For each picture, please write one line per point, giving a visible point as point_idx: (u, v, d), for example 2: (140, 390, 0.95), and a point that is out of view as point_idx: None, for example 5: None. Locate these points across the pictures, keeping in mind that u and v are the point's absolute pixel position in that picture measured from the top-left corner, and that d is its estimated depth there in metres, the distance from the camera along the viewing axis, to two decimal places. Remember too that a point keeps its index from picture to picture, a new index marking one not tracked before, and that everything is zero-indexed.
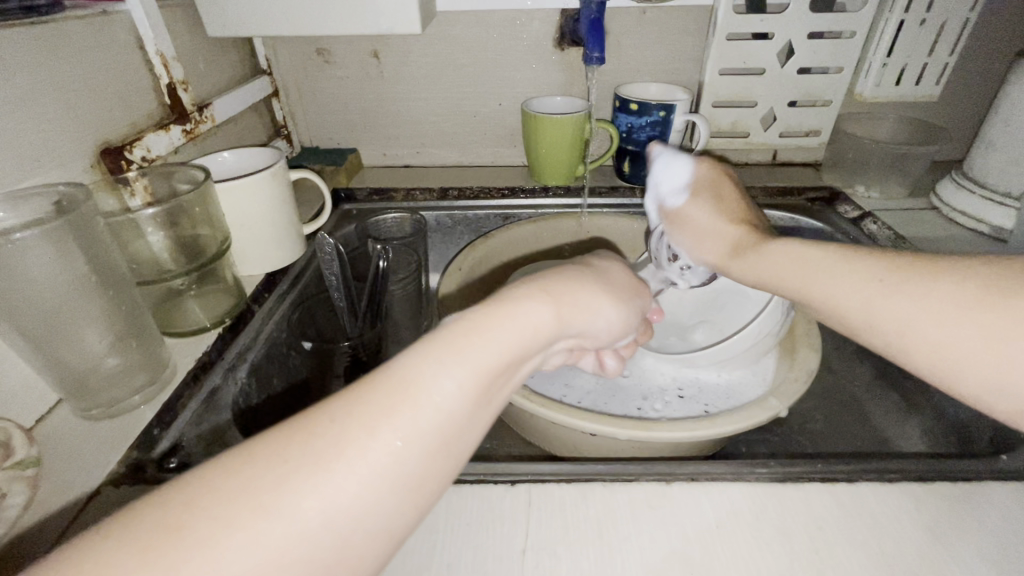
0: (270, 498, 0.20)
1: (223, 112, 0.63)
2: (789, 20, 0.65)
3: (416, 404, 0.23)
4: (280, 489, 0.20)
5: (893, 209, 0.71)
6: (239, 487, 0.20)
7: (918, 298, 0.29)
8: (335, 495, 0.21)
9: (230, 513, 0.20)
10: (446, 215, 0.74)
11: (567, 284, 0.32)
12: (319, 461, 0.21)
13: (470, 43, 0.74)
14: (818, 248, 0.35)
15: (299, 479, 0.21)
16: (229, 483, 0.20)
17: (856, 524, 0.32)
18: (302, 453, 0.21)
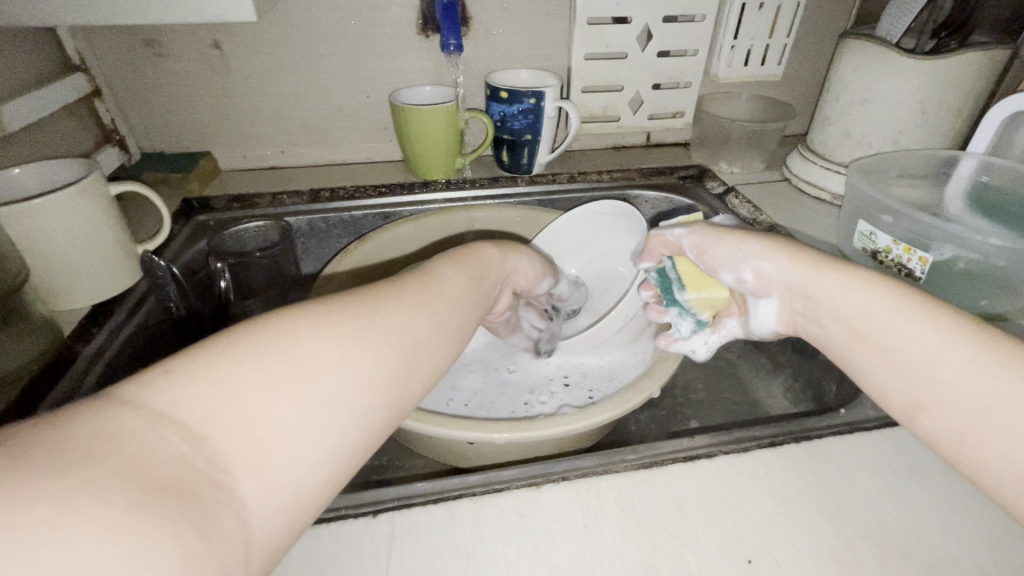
0: (326, 372, 0.23)
1: (18, 118, 0.53)
2: (644, 4, 0.66)
3: (426, 303, 0.30)
4: (340, 365, 0.24)
5: (753, 183, 0.75)
6: (253, 375, 0.21)
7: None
8: (387, 366, 0.26)
9: (241, 402, 0.21)
10: (319, 219, 0.69)
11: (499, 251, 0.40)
12: (363, 343, 0.25)
13: (326, 31, 0.68)
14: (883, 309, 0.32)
15: (352, 358, 0.24)
16: (243, 374, 0.21)
17: (715, 500, 0.33)
18: (342, 340, 0.25)
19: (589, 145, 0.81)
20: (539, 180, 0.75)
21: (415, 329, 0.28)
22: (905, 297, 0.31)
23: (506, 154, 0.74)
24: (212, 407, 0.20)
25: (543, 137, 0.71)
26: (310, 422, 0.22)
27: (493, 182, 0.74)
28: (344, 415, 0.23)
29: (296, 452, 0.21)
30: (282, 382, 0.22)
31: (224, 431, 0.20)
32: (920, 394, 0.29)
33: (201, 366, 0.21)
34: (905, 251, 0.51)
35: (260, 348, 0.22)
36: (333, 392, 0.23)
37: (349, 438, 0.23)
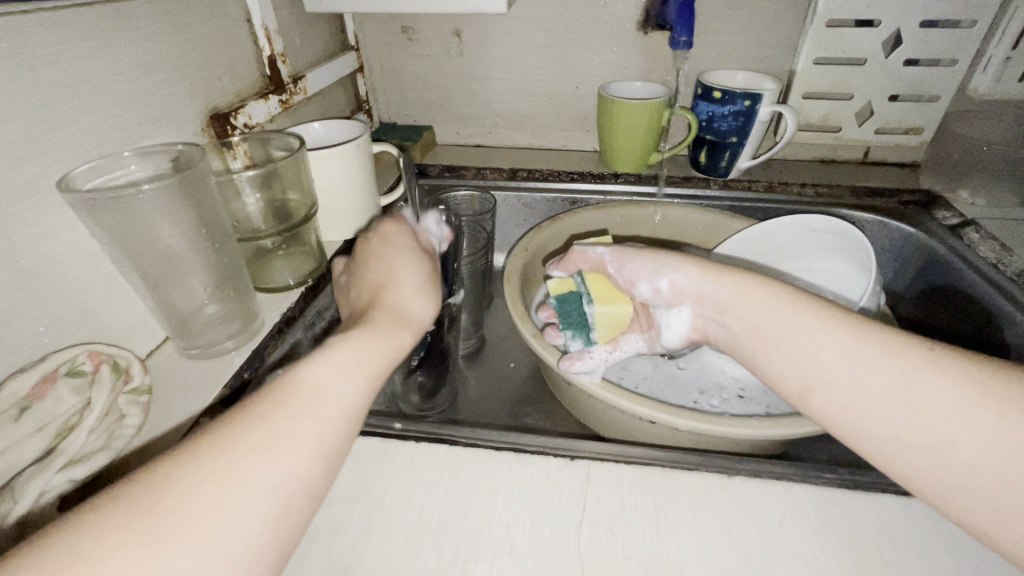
0: (274, 430, 0.26)
1: (314, 85, 0.67)
2: (899, 7, 0.60)
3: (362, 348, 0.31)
4: (289, 411, 0.26)
5: (999, 218, 0.65)
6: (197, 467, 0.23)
7: (909, 382, 0.30)
8: (344, 393, 0.29)
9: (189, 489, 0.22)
10: (516, 196, 0.75)
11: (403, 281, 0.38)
12: (318, 383, 0.28)
13: (552, 23, 0.73)
14: (794, 321, 0.35)
15: (311, 404, 0.27)
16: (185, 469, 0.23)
17: (931, 540, 0.30)
18: (294, 386, 0.27)
19: (793, 154, 0.76)
20: (735, 185, 0.73)
21: (374, 350, 0.31)
22: (804, 301, 0.36)
23: (703, 154, 0.73)
24: (152, 505, 0.22)
25: (748, 142, 0.69)
26: (264, 474, 0.24)
27: (685, 182, 0.74)
28: (306, 449, 0.26)
29: (262, 495, 0.24)
30: (226, 459, 0.24)
31: (170, 516, 0.21)
32: (811, 381, 0.33)
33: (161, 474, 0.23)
34: None
35: (223, 433, 0.25)
36: (289, 438, 0.26)
37: (316, 465, 0.26)
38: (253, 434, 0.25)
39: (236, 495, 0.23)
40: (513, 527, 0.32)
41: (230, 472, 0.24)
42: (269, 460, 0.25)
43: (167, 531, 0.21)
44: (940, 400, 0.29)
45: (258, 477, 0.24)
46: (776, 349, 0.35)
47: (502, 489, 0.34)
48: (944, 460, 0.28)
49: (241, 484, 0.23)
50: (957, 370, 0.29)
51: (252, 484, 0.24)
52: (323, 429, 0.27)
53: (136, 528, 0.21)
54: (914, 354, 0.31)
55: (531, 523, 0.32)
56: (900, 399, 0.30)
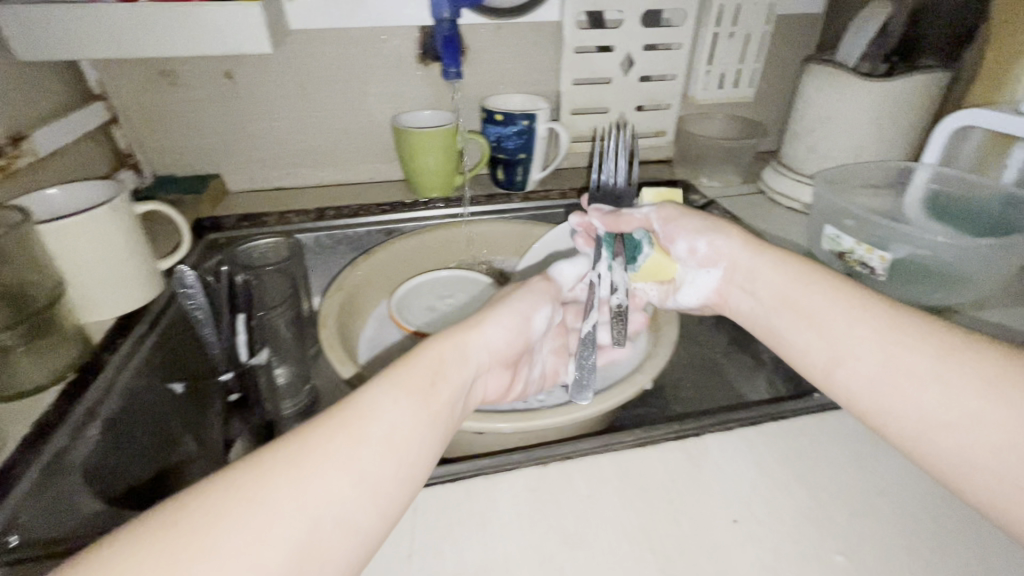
0: (318, 449, 0.28)
1: (46, 144, 0.57)
2: (625, 34, 0.72)
3: (388, 405, 0.31)
4: (342, 426, 0.29)
5: (730, 195, 0.81)
6: (267, 471, 0.27)
7: (932, 357, 0.34)
8: (388, 421, 0.31)
9: (245, 503, 0.25)
10: (326, 236, 0.73)
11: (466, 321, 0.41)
12: (362, 413, 0.30)
13: (331, 60, 0.73)
14: (828, 301, 0.40)
15: (351, 433, 0.29)
16: (270, 463, 0.27)
17: (703, 470, 0.37)
18: (352, 405, 0.31)
19: (578, 162, 0.86)
20: (534, 196, 0.80)
21: (420, 380, 0.34)
22: (834, 283, 0.40)
23: (501, 172, 0.79)
24: (176, 517, 0.24)
25: (535, 156, 0.76)
26: (290, 501, 0.26)
27: (490, 199, 0.79)
28: (331, 488, 0.27)
29: (283, 522, 0.25)
30: (263, 481, 0.26)
31: (191, 531, 0.24)
32: (827, 331, 0.39)
33: (228, 486, 0.26)
34: (866, 251, 0.54)
35: (271, 463, 0.27)
36: (331, 473, 0.28)
37: (342, 504, 0.27)
38: (310, 441, 0.28)
39: (259, 516, 0.25)
40: None
41: (259, 498, 0.25)
42: (301, 488, 0.26)
43: (184, 549, 0.23)
44: (925, 361, 0.34)
45: (286, 503, 0.26)
46: (807, 314, 0.40)
47: None
48: (922, 424, 0.33)
49: (263, 504, 0.25)
50: (943, 345, 0.34)
51: (272, 510, 0.25)
52: (351, 460, 0.28)
53: (161, 543, 0.23)
54: (907, 330, 0.35)
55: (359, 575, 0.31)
56: (894, 370, 0.35)
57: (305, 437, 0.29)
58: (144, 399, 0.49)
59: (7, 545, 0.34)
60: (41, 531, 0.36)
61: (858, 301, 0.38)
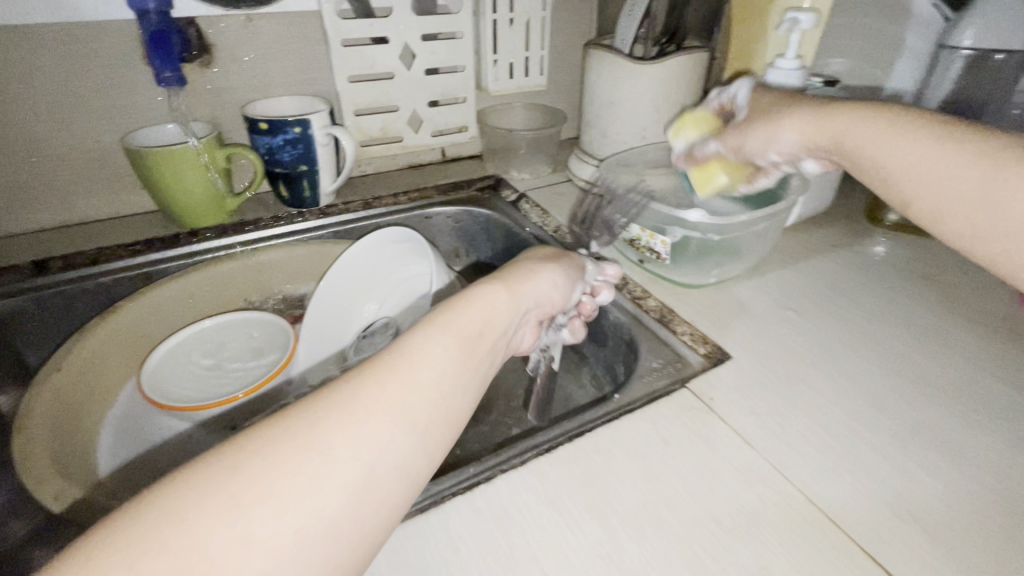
0: (371, 394, 0.25)
1: None
2: (397, 24, 0.65)
3: (413, 363, 0.27)
4: (393, 372, 0.26)
5: (541, 186, 0.79)
6: (264, 453, 0.22)
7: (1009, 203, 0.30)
8: (436, 366, 0.27)
9: (239, 487, 0.21)
10: (49, 295, 0.56)
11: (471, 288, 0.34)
12: (409, 355, 0.27)
13: (10, 69, 0.55)
14: (929, 156, 0.33)
15: (402, 378, 0.26)
16: (267, 442, 0.22)
17: (488, 528, 0.32)
18: (399, 347, 0.27)
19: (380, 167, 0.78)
20: (331, 211, 0.70)
21: (462, 325, 0.30)
22: (935, 133, 0.34)
23: (283, 188, 0.68)
24: (232, 461, 0.21)
25: (320, 167, 0.67)
26: (344, 447, 0.23)
27: (278, 221, 0.67)
28: (346, 467, 0.23)
29: (337, 469, 0.22)
30: (314, 427, 0.23)
31: (244, 477, 0.21)
32: (925, 182, 0.33)
33: (214, 470, 0.21)
34: (649, 236, 0.54)
35: (276, 433, 0.22)
36: (348, 445, 0.23)
37: (393, 451, 0.24)
38: (360, 388, 0.25)
39: (316, 462, 0.22)
40: None
41: (317, 441, 0.23)
42: (355, 434, 0.23)
43: (246, 491, 0.21)
44: (1013, 197, 0.30)
45: (343, 455, 0.23)
46: (904, 175, 0.34)
47: None
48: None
49: (319, 450, 0.22)
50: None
51: (329, 455, 0.22)
52: (370, 435, 0.24)
53: (215, 491, 0.20)
54: (983, 163, 0.31)
55: None
56: (994, 211, 0.31)
57: (311, 409, 0.24)
58: None
59: None
60: None
61: (931, 152, 0.33)
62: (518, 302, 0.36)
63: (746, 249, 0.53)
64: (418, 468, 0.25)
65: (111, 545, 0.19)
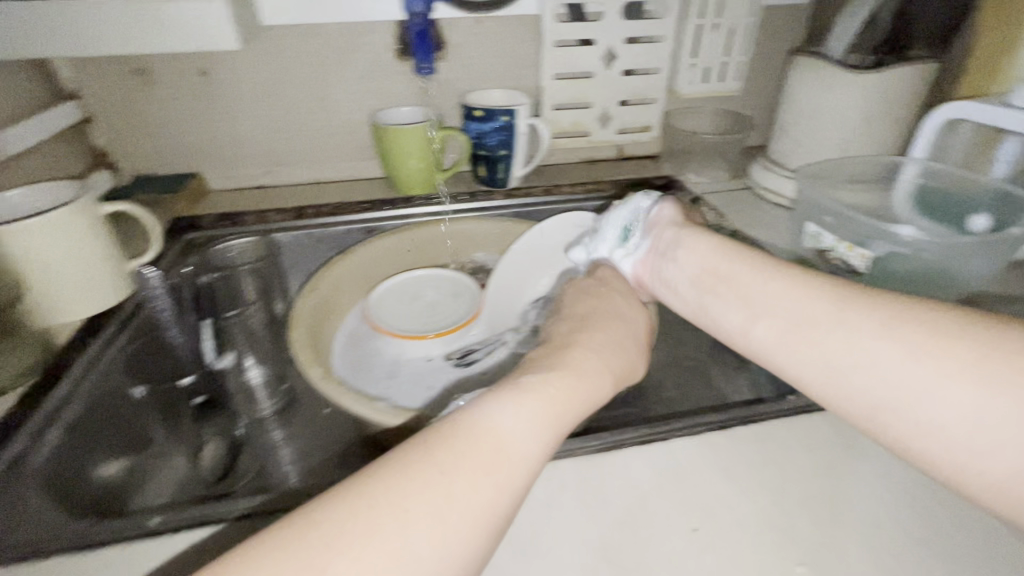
0: (449, 465, 0.27)
1: (13, 146, 0.56)
2: (606, 27, 0.71)
3: (492, 429, 0.29)
4: (482, 458, 0.27)
5: (718, 192, 0.79)
6: (343, 516, 0.24)
7: (889, 340, 0.29)
8: (513, 434, 0.29)
9: (319, 554, 0.23)
10: (304, 235, 0.72)
11: (554, 358, 0.35)
12: (485, 425, 0.29)
13: (306, 57, 0.72)
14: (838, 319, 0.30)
15: (480, 447, 0.28)
16: (352, 503, 0.25)
17: (664, 477, 0.36)
18: (486, 425, 0.29)
19: (563, 159, 0.84)
20: (517, 193, 0.78)
21: (552, 400, 0.31)
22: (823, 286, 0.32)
23: (482, 169, 0.78)
24: (319, 529, 0.24)
25: (516, 152, 0.75)
26: (420, 514, 0.25)
27: (472, 197, 0.77)
28: (421, 530, 0.24)
29: (419, 556, 0.23)
30: (395, 495, 0.25)
31: (337, 553, 0.23)
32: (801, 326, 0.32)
33: (304, 533, 0.24)
34: (846, 248, 0.52)
35: (358, 496, 0.25)
36: (421, 510, 0.25)
37: (469, 519, 0.25)
38: (439, 454, 0.27)
39: (394, 530, 0.24)
40: None
41: (404, 523, 0.24)
42: (441, 519, 0.25)
43: (324, 557, 0.23)
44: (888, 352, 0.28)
45: (417, 521, 0.24)
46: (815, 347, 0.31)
47: None
48: (920, 406, 0.27)
49: (403, 539, 0.24)
50: (982, 334, 0.27)
51: (412, 541, 0.24)
52: (441, 501, 0.25)
53: (303, 555, 0.23)
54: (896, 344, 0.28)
55: None
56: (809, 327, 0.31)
57: (394, 475, 0.26)
58: (114, 396, 0.49)
59: None
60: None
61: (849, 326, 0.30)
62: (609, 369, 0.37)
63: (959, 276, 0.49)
64: (492, 537, 0.26)
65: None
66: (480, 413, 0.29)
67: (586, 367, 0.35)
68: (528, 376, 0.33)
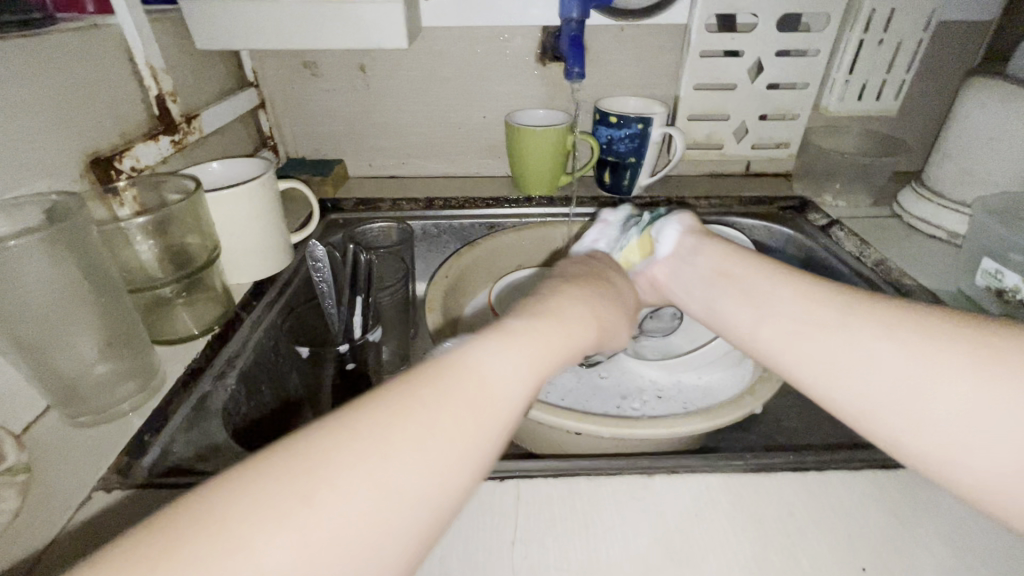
0: (434, 418, 0.24)
1: (211, 124, 0.64)
2: (757, 39, 0.69)
3: (484, 380, 0.27)
4: (459, 397, 0.26)
5: (858, 217, 0.74)
6: (323, 466, 0.22)
7: (895, 342, 0.30)
8: (502, 389, 0.27)
9: (288, 506, 0.20)
10: (432, 224, 0.75)
11: (541, 311, 0.33)
12: (477, 376, 0.27)
13: (453, 57, 0.76)
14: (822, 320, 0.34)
15: (468, 401, 0.26)
16: (328, 454, 0.22)
17: (822, 508, 0.34)
18: (465, 367, 0.27)
19: (687, 171, 0.84)
20: (638, 202, 0.77)
21: (539, 346, 0.30)
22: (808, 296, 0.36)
23: (607, 174, 0.78)
24: (294, 478, 0.21)
25: (645, 161, 0.75)
26: (403, 472, 0.23)
27: (593, 201, 0.77)
28: (403, 484, 0.22)
29: (398, 498, 0.22)
30: (377, 448, 0.23)
31: (314, 487, 0.21)
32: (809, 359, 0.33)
33: (272, 478, 0.21)
34: None
35: (330, 444, 0.23)
36: (405, 467, 0.23)
37: (451, 475, 0.24)
38: (428, 405, 0.25)
39: (373, 486, 0.22)
40: (450, 561, 0.31)
41: (381, 460, 0.23)
42: (421, 456, 0.23)
43: (301, 513, 0.20)
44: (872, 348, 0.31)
45: (399, 478, 0.22)
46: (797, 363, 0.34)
47: None
48: (892, 395, 0.29)
49: (381, 477, 0.22)
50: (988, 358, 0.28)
51: (389, 480, 0.22)
52: (422, 455, 0.23)
53: (277, 508, 0.20)
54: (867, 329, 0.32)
55: (465, 554, 0.32)
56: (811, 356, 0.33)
57: (372, 423, 0.24)
58: (273, 354, 0.55)
59: (167, 471, 0.38)
60: (193, 458, 0.40)
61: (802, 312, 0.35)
62: (594, 335, 0.35)
63: None
64: (468, 490, 0.25)
65: (185, 542, 0.19)
66: (472, 358, 0.28)
67: (583, 323, 0.34)
68: (516, 322, 0.31)
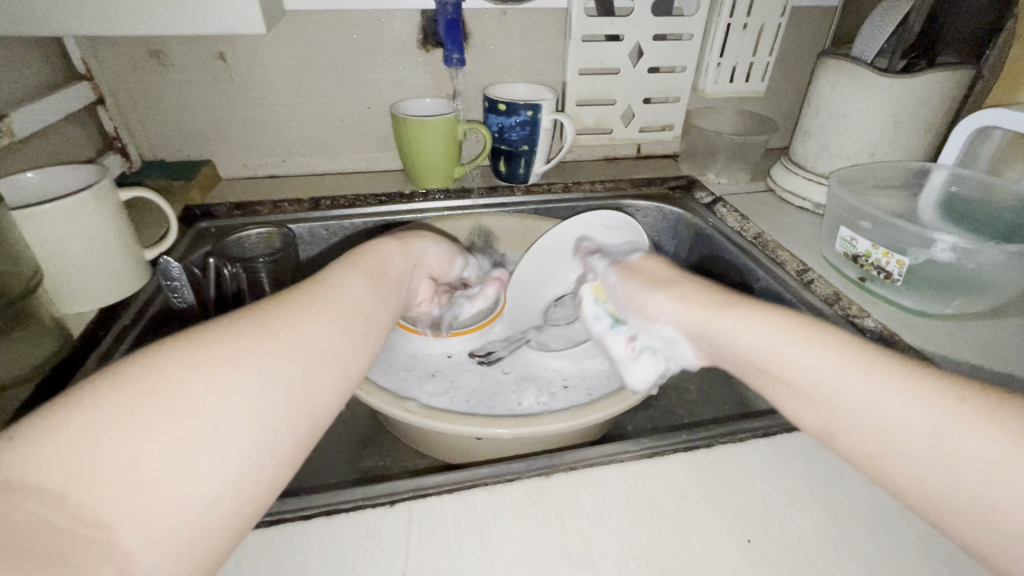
0: (247, 364, 0.26)
1: (26, 126, 0.54)
2: (635, 23, 0.70)
3: (301, 338, 0.29)
4: (274, 350, 0.28)
5: (739, 193, 0.79)
6: (132, 411, 0.23)
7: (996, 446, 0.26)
8: (315, 345, 0.30)
9: (102, 446, 0.22)
10: (321, 226, 0.69)
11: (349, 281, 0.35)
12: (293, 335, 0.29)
13: (326, 44, 0.70)
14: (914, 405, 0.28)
15: (284, 355, 0.28)
16: (142, 398, 0.23)
17: (713, 486, 0.35)
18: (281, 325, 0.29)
19: (582, 157, 0.84)
20: (536, 189, 0.76)
21: (348, 313, 0.33)
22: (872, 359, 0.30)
23: (502, 164, 0.76)
24: (108, 420, 0.22)
25: (538, 149, 0.74)
26: (224, 414, 0.25)
27: (491, 192, 0.75)
28: (224, 426, 0.24)
29: (216, 433, 0.24)
30: (194, 389, 0.24)
31: (122, 439, 0.22)
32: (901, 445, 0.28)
33: (72, 423, 0.22)
34: (883, 255, 0.54)
35: (142, 387, 0.24)
36: (224, 411, 0.25)
37: (271, 419, 0.26)
38: (248, 353, 0.27)
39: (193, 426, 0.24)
40: None
41: (190, 401, 0.24)
42: (229, 404, 0.25)
43: (115, 446, 0.22)
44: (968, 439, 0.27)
45: (218, 416, 0.24)
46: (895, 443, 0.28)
47: (314, 566, 0.30)
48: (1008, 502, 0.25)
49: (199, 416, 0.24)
50: None
51: (208, 420, 0.24)
52: (239, 402, 0.25)
53: (85, 444, 0.22)
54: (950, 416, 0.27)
55: None
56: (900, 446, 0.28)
57: (192, 368, 0.25)
58: None
59: None
60: None
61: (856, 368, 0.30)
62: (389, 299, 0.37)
63: (990, 282, 0.50)
64: (290, 438, 0.27)
65: None
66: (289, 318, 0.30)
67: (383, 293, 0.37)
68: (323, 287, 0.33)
